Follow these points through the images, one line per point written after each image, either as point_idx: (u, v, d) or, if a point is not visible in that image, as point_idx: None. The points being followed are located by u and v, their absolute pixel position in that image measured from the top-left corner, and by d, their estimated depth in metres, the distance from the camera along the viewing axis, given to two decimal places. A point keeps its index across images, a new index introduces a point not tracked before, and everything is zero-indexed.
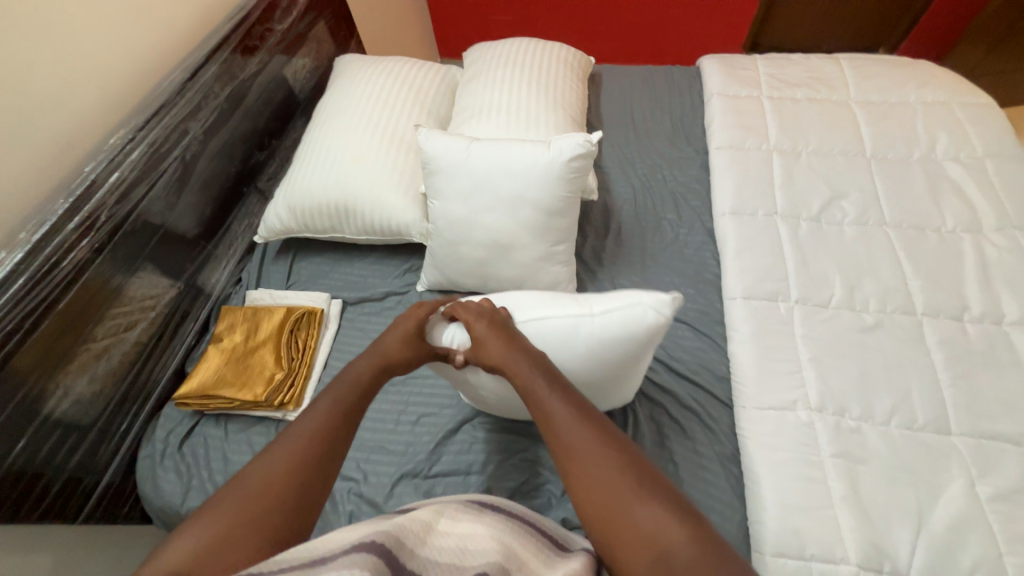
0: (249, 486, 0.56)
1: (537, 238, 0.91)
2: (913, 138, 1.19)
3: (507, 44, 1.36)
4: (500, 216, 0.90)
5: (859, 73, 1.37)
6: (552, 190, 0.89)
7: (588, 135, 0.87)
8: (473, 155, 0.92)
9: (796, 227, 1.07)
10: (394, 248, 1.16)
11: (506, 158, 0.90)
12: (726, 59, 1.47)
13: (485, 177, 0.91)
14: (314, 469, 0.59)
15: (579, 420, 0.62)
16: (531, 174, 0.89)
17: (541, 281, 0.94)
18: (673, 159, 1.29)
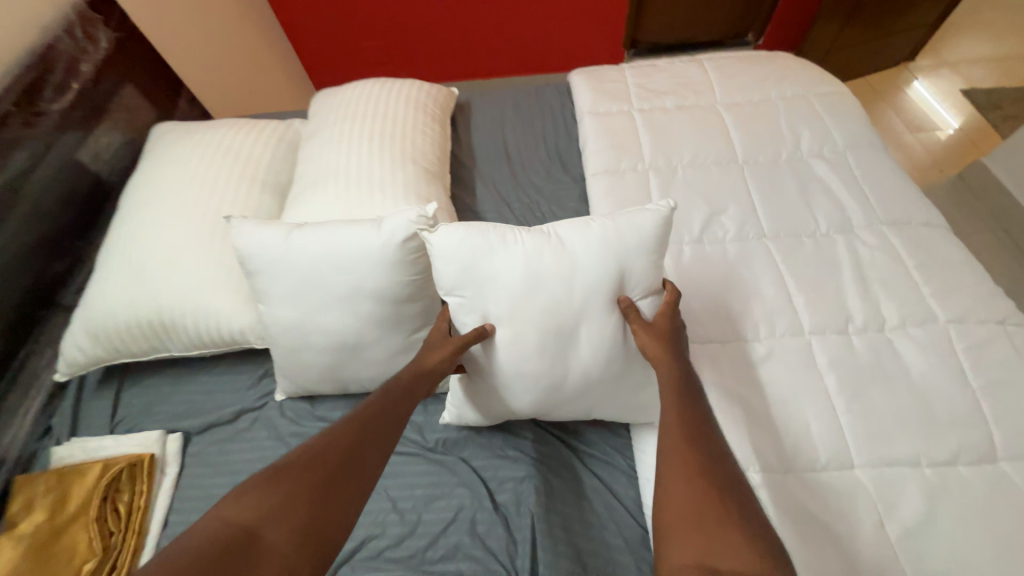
0: (302, 471, 0.53)
1: (389, 332, 0.77)
2: (779, 137, 1.17)
3: (350, 89, 1.22)
4: (337, 312, 0.76)
5: (721, 74, 1.35)
6: (392, 277, 0.74)
7: (421, 208, 0.75)
8: (294, 248, 0.76)
9: (679, 254, 1.01)
10: (247, 352, 0.99)
11: (335, 244, 0.75)
12: (593, 74, 1.41)
13: (310, 273, 0.76)
14: (364, 448, 0.58)
15: (699, 422, 0.61)
16: (362, 261, 0.74)
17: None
18: (551, 192, 1.19)
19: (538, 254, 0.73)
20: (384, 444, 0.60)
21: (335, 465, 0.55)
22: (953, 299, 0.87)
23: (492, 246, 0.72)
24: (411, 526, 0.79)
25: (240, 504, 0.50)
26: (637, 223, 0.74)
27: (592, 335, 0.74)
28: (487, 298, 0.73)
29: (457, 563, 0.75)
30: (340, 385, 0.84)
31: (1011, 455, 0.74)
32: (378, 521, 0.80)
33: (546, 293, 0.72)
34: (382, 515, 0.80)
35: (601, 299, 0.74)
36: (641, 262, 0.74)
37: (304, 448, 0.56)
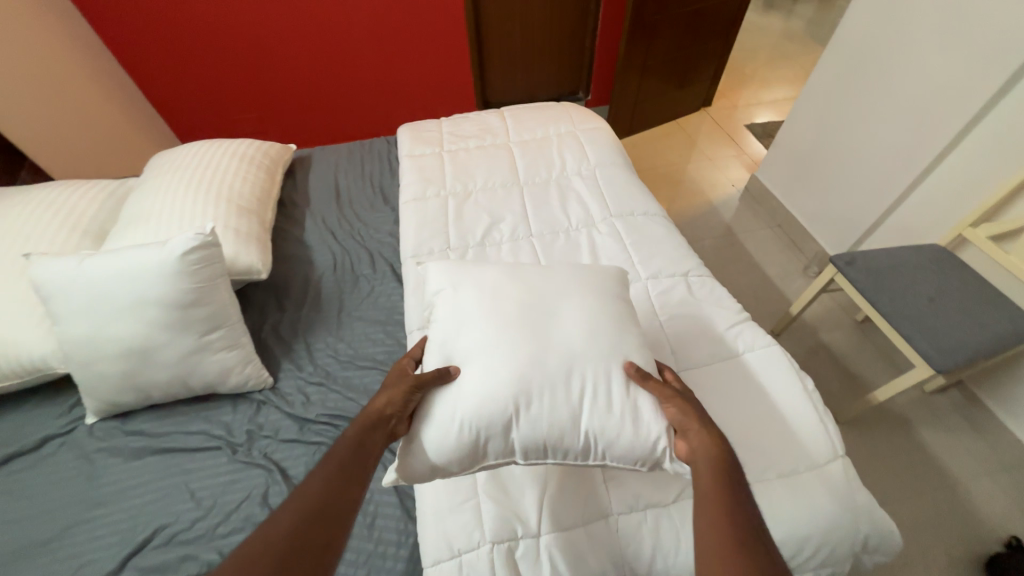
0: (258, 556, 0.56)
1: (178, 334, 0.90)
2: (550, 163, 1.50)
3: (183, 149, 1.38)
4: (121, 321, 0.88)
5: (516, 120, 1.69)
6: (173, 286, 0.88)
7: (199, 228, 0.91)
8: (83, 270, 0.89)
9: (464, 255, 1.24)
10: (65, 381, 1.06)
11: (121, 262, 0.88)
12: (416, 126, 1.70)
13: (96, 290, 0.87)
14: (320, 539, 0.60)
15: (741, 527, 0.62)
16: (146, 274, 0.88)
17: (206, 369, 0.94)
18: (371, 219, 1.41)
19: (516, 270, 0.99)
20: (345, 512, 0.65)
21: (287, 549, 0.57)
22: (652, 263, 1.16)
23: (479, 268, 1.00)
24: (206, 511, 0.87)
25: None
26: (609, 274, 1.01)
27: (559, 332, 0.87)
28: (464, 296, 0.93)
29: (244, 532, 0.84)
30: (140, 393, 0.93)
31: (684, 365, 1.00)
32: (173, 511, 0.87)
33: (520, 290, 0.94)
34: (179, 506, 0.88)
35: (576, 292, 0.95)
36: (607, 277, 1.00)
37: (261, 535, 0.58)
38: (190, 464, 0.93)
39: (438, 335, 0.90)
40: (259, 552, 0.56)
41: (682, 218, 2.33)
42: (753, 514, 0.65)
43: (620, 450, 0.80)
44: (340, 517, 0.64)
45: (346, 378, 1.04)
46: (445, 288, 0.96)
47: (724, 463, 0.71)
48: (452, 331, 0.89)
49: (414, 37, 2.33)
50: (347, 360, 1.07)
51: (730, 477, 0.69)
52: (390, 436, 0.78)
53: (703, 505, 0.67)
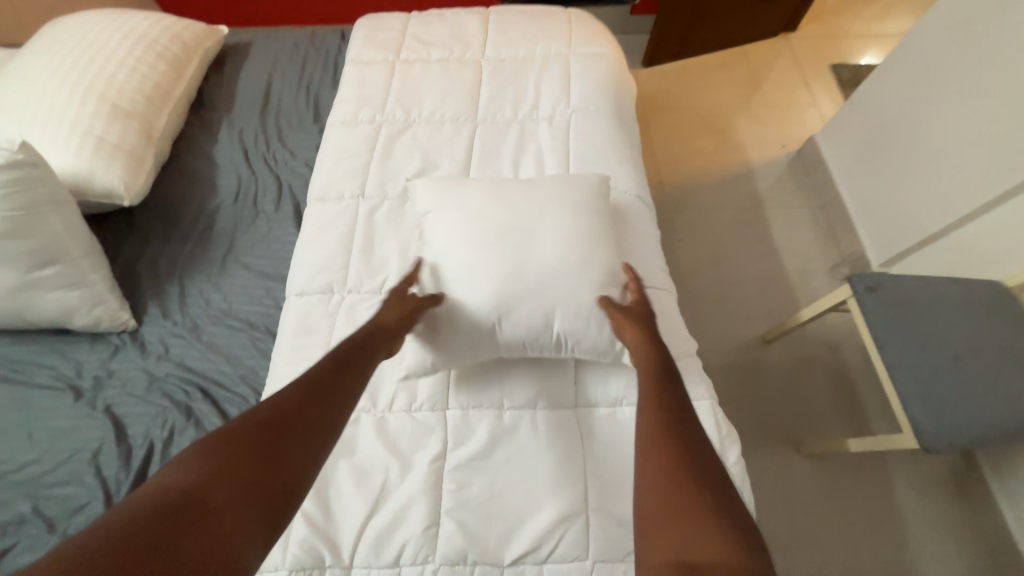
0: (241, 438, 0.55)
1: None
2: (522, 96, 1.17)
3: (75, 18, 1.14)
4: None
5: (499, 28, 1.32)
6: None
7: (8, 143, 0.76)
8: None
9: (377, 207, 1.02)
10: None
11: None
12: (376, 20, 1.36)
13: None
14: (296, 428, 0.58)
15: (684, 430, 0.63)
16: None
17: (42, 306, 0.84)
18: (292, 141, 1.18)
19: (498, 180, 0.90)
20: (333, 406, 0.63)
21: (271, 434, 0.57)
22: None
23: (463, 180, 0.92)
24: (35, 454, 0.83)
25: (188, 458, 0.52)
26: (593, 183, 0.90)
27: (539, 249, 0.81)
28: (450, 218, 0.86)
29: (67, 487, 0.80)
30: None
31: (583, 403, 0.83)
32: (5, 449, 0.83)
33: (502, 201, 0.86)
34: (12, 444, 0.84)
35: (560, 201, 0.86)
36: (591, 181, 0.89)
37: (241, 419, 0.57)
38: (32, 401, 0.88)
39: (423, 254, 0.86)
40: (230, 435, 0.55)
41: (706, 179, 1.93)
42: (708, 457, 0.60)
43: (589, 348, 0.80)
44: (320, 410, 0.62)
45: (209, 336, 0.93)
46: (429, 210, 0.89)
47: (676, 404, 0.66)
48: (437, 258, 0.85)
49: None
50: (218, 315, 0.95)
51: (685, 418, 0.64)
52: (390, 349, 0.76)
53: (646, 442, 0.62)
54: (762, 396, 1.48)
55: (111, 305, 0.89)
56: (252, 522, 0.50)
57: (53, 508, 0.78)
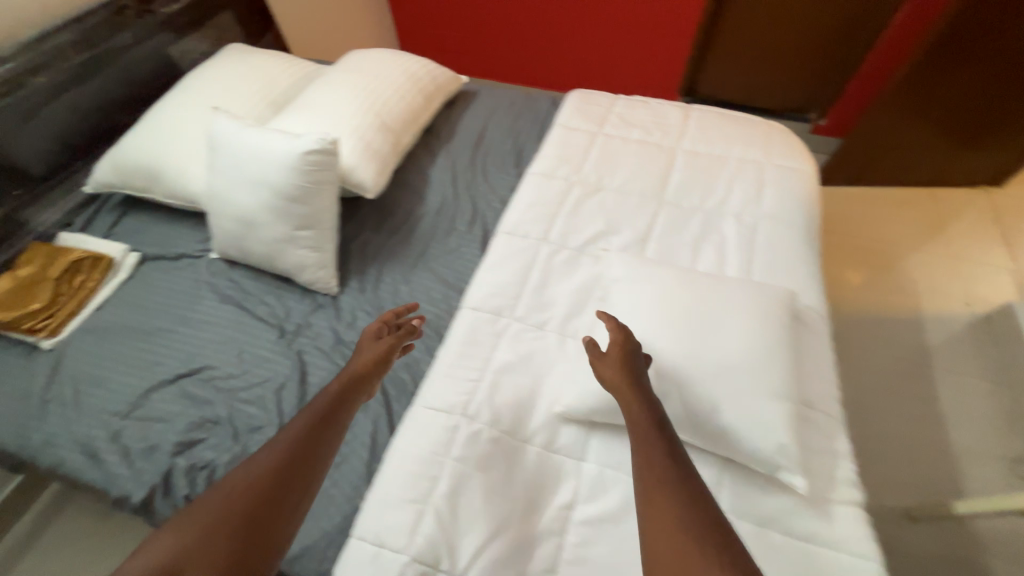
0: (229, 499, 0.62)
1: (280, 220, 1.01)
2: (710, 190, 1.23)
3: (371, 56, 1.49)
4: (247, 193, 1.01)
5: (697, 125, 1.41)
6: (288, 178, 0.97)
7: (327, 135, 0.98)
8: (238, 137, 1.03)
9: (556, 253, 1.11)
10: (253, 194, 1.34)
11: (263, 142, 1.00)
12: (587, 95, 1.54)
13: (239, 157, 1.01)
14: (283, 489, 0.65)
15: (682, 486, 0.60)
16: (274, 160, 0.98)
17: (291, 258, 1.04)
18: (492, 177, 1.35)
19: (686, 270, 0.92)
20: (318, 459, 0.70)
21: (263, 491, 0.64)
22: None
23: (652, 262, 0.96)
24: (238, 369, 1.00)
25: (182, 524, 0.59)
26: (783, 296, 0.89)
27: (722, 343, 0.80)
28: (639, 292, 0.89)
29: (252, 408, 0.94)
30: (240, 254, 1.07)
31: None
32: (220, 358, 1.02)
33: (687, 288, 0.87)
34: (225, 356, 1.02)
35: (750, 303, 0.85)
36: (778, 292, 0.89)
37: (240, 476, 0.65)
38: (249, 327, 1.07)
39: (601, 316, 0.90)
40: (230, 498, 0.62)
41: (866, 315, 1.76)
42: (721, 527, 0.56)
43: (750, 452, 0.74)
44: (305, 463, 0.68)
45: None
46: (623, 280, 0.93)
47: (679, 469, 0.62)
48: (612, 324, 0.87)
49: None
50: (400, 304, 1.08)
51: (683, 482, 0.61)
52: (364, 398, 0.83)
53: (648, 517, 0.59)
54: None
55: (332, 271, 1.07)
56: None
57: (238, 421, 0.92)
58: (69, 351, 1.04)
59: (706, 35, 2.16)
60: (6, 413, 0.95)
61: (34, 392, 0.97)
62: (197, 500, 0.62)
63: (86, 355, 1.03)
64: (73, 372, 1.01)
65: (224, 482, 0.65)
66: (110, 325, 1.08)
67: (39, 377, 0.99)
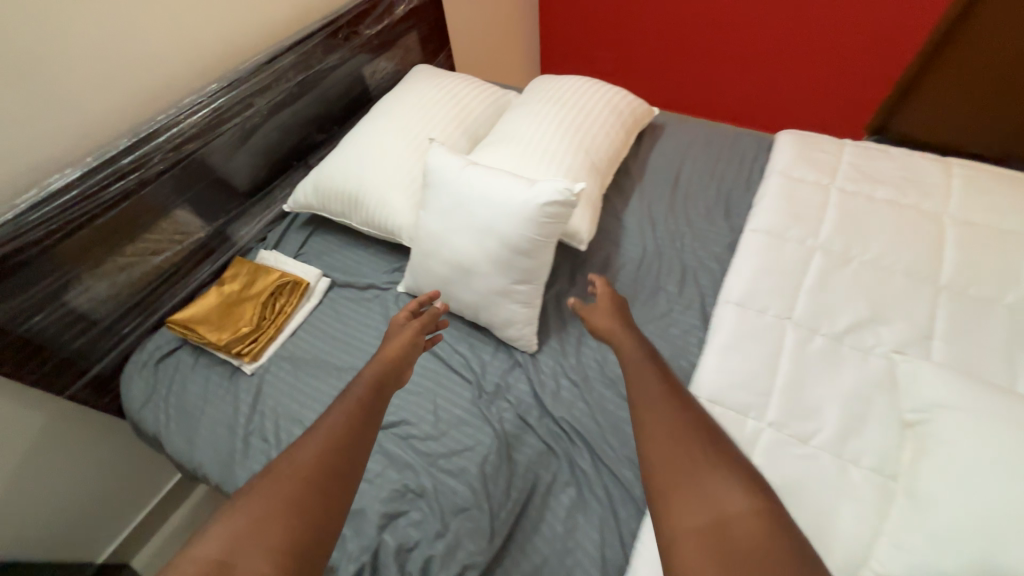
0: (281, 482, 0.57)
1: (501, 272, 0.91)
2: (1009, 278, 0.96)
3: (564, 81, 1.37)
4: (470, 238, 0.92)
5: (968, 186, 1.13)
6: (519, 228, 0.87)
7: (571, 183, 0.86)
8: (463, 176, 0.95)
9: (807, 340, 0.91)
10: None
11: (491, 183, 0.91)
12: (806, 138, 1.32)
13: (464, 198, 0.93)
14: (337, 476, 0.59)
15: (732, 497, 0.55)
16: (507, 206, 0.88)
17: (503, 313, 0.94)
18: (699, 229, 1.18)
19: None
20: (364, 446, 0.65)
21: (318, 479, 0.58)
22: None
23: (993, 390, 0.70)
24: (436, 431, 0.90)
25: (236, 512, 0.55)
26: None
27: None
28: (985, 436, 0.65)
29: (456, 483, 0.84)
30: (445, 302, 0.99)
31: None
32: (416, 413, 0.93)
33: None
34: (421, 411, 0.93)
35: None
36: None
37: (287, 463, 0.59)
38: (442, 379, 0.98)
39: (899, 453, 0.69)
40: (279, 481, 0.57)
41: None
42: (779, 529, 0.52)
43: None
44: (354, 449, 0.63)
45: (599, 395, 0.91)
46: (952, 408, 0.69)
47: (735, 463, 0.59)
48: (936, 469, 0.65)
49: (845, 19, 1.79)
50: (612, 377, 0.94)
51: (729, 477, 0.57)
52: (397, 389, 0.79)
53: (664, 499, 0.57)
54: None
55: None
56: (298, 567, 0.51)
57: (443, 498, 0.82)
58: (268, 380, 1.02)
59: (926, 60, 1.73)
60: (214, 440, 0.94)
61: (239, 422, 0.95)
62: (245, 487, 0.57)
63: (284, 387, 1.00)
64: (272, 404, 0.98)
65: (269, 469, 0.59)
66: (304, 356, 1.05)
67: (242, 405, 0.98)
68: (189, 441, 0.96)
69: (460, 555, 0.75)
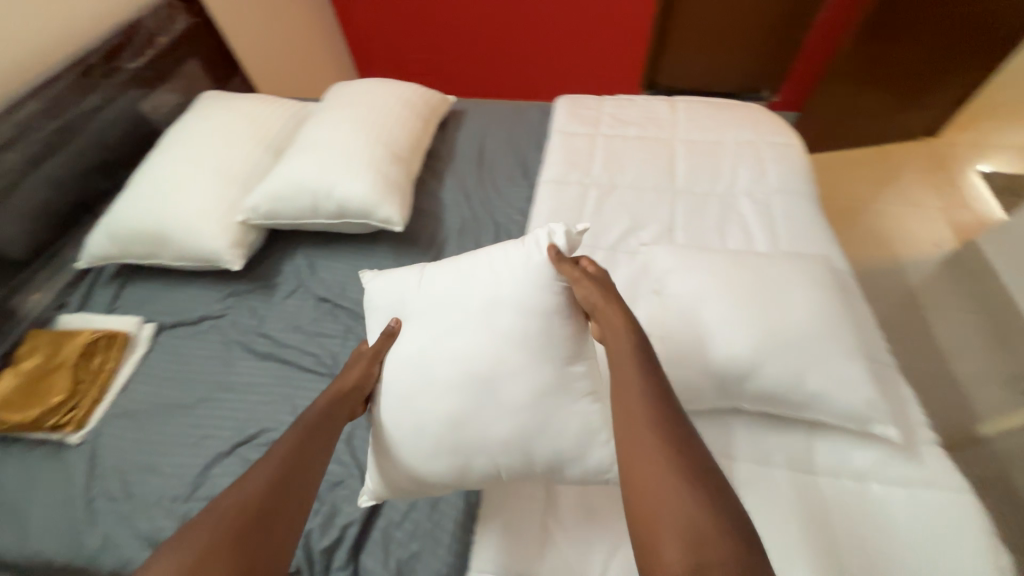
0: (232, 517, 0.60)
1: (533, 384, 0.76)
2: (717, 173, 1.29)
3: (358, 85, 1.45)
4: (468, 330, 0.80)
5: (687, 114, 1.48)
6: (518, 312, 0.79)
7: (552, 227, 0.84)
8: (428, 269, 0.89)
9: (592, 255, 1.14)
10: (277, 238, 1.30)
11: (466, 278, 0.84)
12: (575, 100, 1.59)
13: (445, 292, 0.84)
14: (282, 499, 0.64)
15: (678, 447, 0.60)
16: (511, 278, 0.81)
17: (511, 400, 0.76)
18: (505, 192, 1.37)
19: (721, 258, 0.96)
20: (318, 470, 0.70)
21: (266, 506, 0.62)
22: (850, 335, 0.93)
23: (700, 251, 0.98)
24: None
25: (184, 547, 0.56)
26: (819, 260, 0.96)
27: (788, 315, 0.84)
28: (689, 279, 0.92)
29: None
30: (412, 434, 0.78)
31: (827, 470, 0.80)
32: (276, 419, 0.96)
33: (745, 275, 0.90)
34: (282, 416, 0.97)
35: (799, 275, 0.89)
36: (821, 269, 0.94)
37: (232, 500, 0.62)
38: (297, 381, 1.02)
39: (763, 351, 0.81)
40: (230, 515, 0.60)
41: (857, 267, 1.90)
42: (751, 544, 0.52)
43: (836, 411, 0.79)
44: (304, 472, 0.68)
45: None
46: (674, 270, 0.94)
47: (699, 488, 0.56)
48: (832, 378, 0.80)
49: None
50: None
51: (673, 438, 0.61)
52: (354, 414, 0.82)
53: (631, 480, 0.59)
54: None
55: (586, 436, 0.76)
56: None
57: None
58: (103, 442, 0.95)
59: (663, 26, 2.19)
60: (51, 522, 0.87)
61: (77, 493, 0.89)
62: (194, 520, 0.59)
63: (125, 441, 0.95)
64: (114, 463, 0.93)
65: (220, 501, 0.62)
66: (142, 406, 1.01)
67: (77, 475, 0.91)
68: (19, 535, 0.87)
69: (341, 519, 0.84)
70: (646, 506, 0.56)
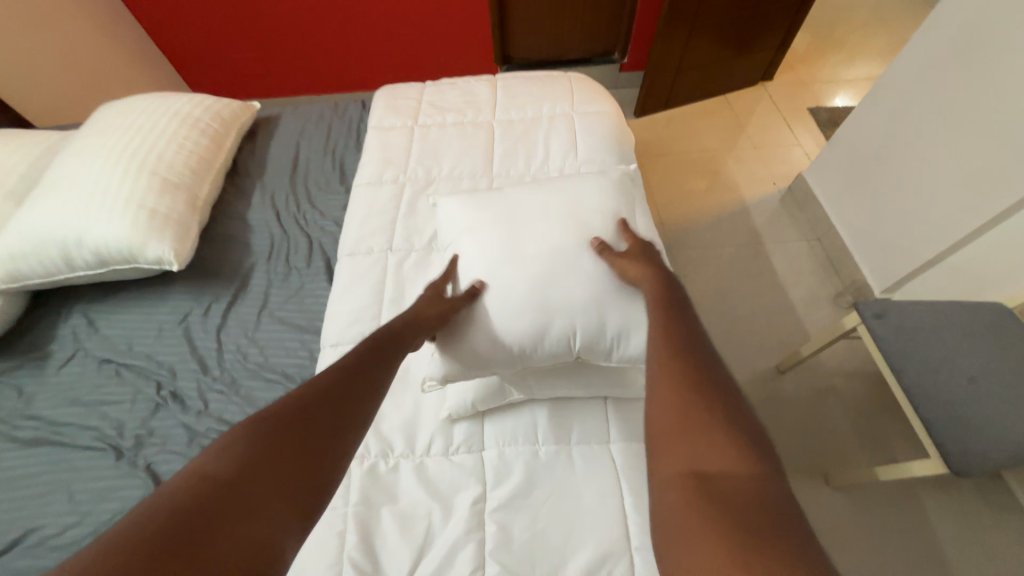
0: (284, 419, 0.59)
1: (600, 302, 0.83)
2: (532, 153, 1.28)
3: (124, 104, 1.26)
4: (540, 232, 0.90)
5: (506, 93, 1.44)
6: (594, 263, 0.86)
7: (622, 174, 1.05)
8: (509, 198, 0.98)
9: (404, 259, 1.09)
10: (52, 299, 1.13)
11: (587, 207, 0.95)
12: (393, 91, 1.49)
13: (525, 223, 0.93)
14: (341, 411, 0.64)
15: (727, 389, 0.60)
16: (592, 202, 0.96)
17: (578, 270, 0.86)
18: (320, 202, 1.27)
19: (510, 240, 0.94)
20: (370, 397, 0.68)
21: (310, 416, 0.61)
22: None
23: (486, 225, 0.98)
24: (74, 517, 0.83)
25: (236, 443, 0.55)
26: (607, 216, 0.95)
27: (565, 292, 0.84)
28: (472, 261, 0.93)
29: None
30: (500, 318, 0.83)
31: (614, 438, 0.86)
32: (45, 513, 0.84)
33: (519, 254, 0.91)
34: (54, 508, 0.84)
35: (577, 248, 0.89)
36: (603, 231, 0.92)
37: (288, 401, 0.62)
38: (72, 462, 0.89)
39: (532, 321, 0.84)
40: (293, 414, 0.60)
41: (666, 225, 2.00)
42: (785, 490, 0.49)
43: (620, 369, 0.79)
44: (358, 395, 0.67)
45: (243, 390, 0.96)
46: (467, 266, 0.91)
47: (744, 427, 0.55)
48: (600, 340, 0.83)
49: None
50: (256, 369, 0.99)
51: (720, 382, 0.61)
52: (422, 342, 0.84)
53: (656, 394, 0.60)
54: (782, 428, 1.47)
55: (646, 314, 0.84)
56: (281, 508, 0.52)
57: None
58: None
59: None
60: None
61: None
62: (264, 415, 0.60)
63: None
64: None
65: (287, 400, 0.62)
66: None
67: None
68: None
69: None
70: (670, 425, 0.56)
